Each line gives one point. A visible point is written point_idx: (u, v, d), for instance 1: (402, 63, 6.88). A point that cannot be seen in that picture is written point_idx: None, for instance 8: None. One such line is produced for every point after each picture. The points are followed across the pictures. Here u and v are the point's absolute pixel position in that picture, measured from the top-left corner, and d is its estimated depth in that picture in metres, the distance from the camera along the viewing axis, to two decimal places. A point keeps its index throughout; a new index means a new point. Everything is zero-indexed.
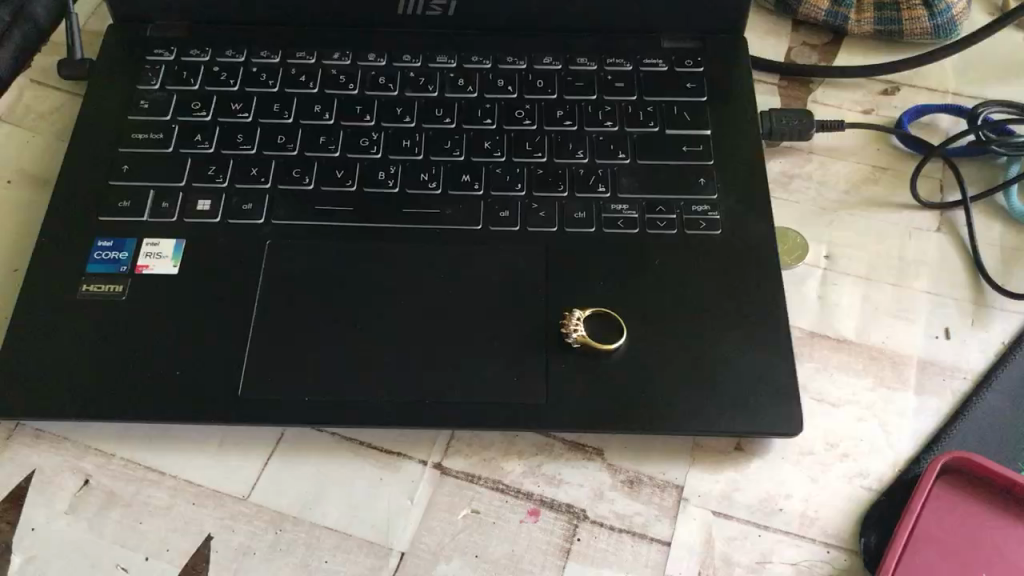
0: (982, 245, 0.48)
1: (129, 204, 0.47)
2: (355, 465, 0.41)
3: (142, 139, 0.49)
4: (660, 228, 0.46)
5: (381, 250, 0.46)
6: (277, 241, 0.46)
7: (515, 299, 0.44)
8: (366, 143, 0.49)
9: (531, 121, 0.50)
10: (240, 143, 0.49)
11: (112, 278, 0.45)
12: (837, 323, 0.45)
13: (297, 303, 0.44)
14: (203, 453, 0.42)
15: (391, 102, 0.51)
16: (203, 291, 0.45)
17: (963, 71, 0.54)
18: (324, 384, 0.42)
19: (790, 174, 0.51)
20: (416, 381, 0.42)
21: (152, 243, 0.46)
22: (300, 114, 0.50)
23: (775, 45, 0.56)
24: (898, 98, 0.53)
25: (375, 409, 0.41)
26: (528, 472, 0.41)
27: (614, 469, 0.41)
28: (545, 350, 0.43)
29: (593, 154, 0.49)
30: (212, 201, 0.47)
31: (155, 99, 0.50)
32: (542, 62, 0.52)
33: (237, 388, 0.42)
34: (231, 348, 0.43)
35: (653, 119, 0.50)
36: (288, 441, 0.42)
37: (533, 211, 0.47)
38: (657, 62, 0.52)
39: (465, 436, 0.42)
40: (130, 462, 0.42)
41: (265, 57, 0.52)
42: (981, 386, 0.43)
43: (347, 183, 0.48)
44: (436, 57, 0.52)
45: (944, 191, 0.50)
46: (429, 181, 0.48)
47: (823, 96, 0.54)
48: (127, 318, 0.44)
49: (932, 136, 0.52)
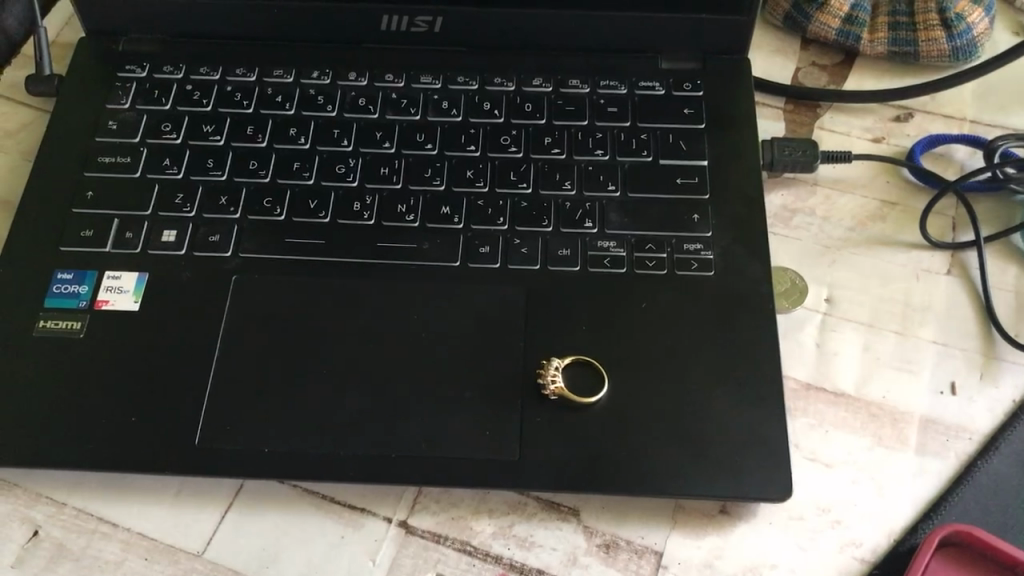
0: (995, 290, 0.45)
1: (92, 233, 0.45)
2: (316, 521, 0.39)
3: (108, 163, 0.47)
4: (649, 267, 0.44)
5: (353, 288, 0.44)
6: (244, 275, 0.44)
7: (492, 343, 0.42)
8: (342, 170, 0.47)
9: (517, 148, 0.47)
10: (210, 169, 0.47)
11: (71, 313, 0.43)
12: (836, 375, 0.42)
13: (262, 345, 0.42)
14: (158, 504, 0.40)
15: (370, 126, 0.48)
16: (163, 329, 0.42)
17: (983, 96, 0.51)
18: (286, 435, 0.40)
19: (792, 208, 0.48)
20: (382, 433, 0.40)
21: (114, 277, 0.44)
22: (274, 138, 0.48)
23: (781, 66, 0.53)
24: (911, 126, 0.50)
25: (338, 462, 0.39)
26: (498, 533, 0.39)
27: (590, 531, 0.39)
28: (521, 401, 0.40)
29: (582, 185, 0.46)
30: (178, 231, 0.45)
31: (125, 120, 0.48)
32: (532, 83, 0.49)
33: (194, 436, 0.40)
34: (191, 392, 0.41)
35: (646, 148, 0.47)
36: (247, 492, 0.40)
37: (514, 247, 0.44)
38: (653, 85, 0.49)
39: (434, 491, 0.40)
40: (82, 512, 0.40)
41: (241, 75, 0.50)
42: (987, 448, 0.40)
43: (320, 214, 0.45)
44: (420, 77, 0.50)
45: (956, 230, 0.46)
46: (406, 213, 0.45)
47: (831, 122, 0.50)
48: (83, 357, 0.42)
49: (947, 169, 0.48)
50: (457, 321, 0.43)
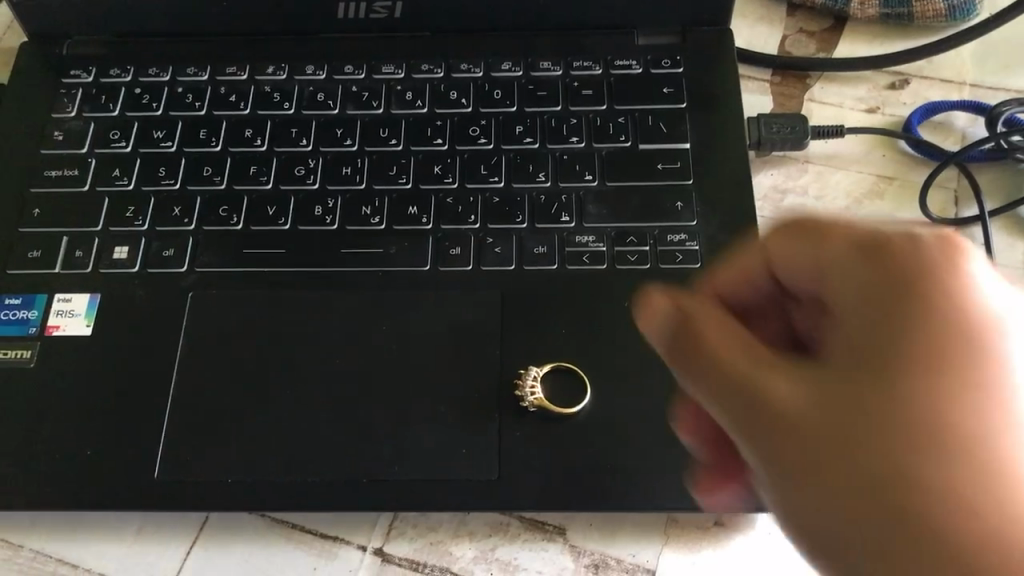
0: (1002, 267, 0.42)
1: (40, 254, 0.42)
2: (287, 554, 0.37)
3: (55, 177, 0.44)
4: (631, 262, 0.41)
5: (318, 300, 0.41)
6: (202, 292, 0.41)
7: (466, 353, 0.39)
8: (301, 172, 0.44)
9: (487, 139, 0.44)
10: (162, 178, 0.44)
11: (20, 342, 0.40)
12: None
13: (222, 367, 0.40)
14: (119, 542, 0.38)
15: (330, 122, 0.45)
16: (116, 354, 0.40)
17: (983, 57, 0.48)
18: (249, 464, 0.37)
19: (783, 189, 0.45)
20: (352, 457, 0.37)
21: (64, 300, 0.41)
22: (229, 141, 0.45)
23: (766, 34, 0.49)
24: (907, 94, 0.47)
25: (307, 490, 0.37)
26: (479, 558, 0.37)
27: (577, 551, 0.37)
28: (499, 415, 0.38)
29: (557, 177, 0.43)
30: (131, 248, 0.42)
31: (70, 129, 0.46)
32: (501, 68, 0.46)
33: (152, 470, 0.38)
34: (148, 421, 0.38)
35: (624, 133, 0.44)
36: (213, 526, 0.38)
37: (487, 247, 0.42)
38: (630, 64, 0.46)
39: (410, 515, 0.38)
40: (40, 555, 0.38)
41: (193, 75, 0.47)
42: None
43: (280, 221, 0.43)
44: (383, 67, 0.47)
45: (959, 204, 0.44)
46: (371, 216, 0.43)
47: (822, 93, 0.47)
48: (34, 388, 0.39)
49: (946, 138, 0.45)
50: (427, 332, 0.40)
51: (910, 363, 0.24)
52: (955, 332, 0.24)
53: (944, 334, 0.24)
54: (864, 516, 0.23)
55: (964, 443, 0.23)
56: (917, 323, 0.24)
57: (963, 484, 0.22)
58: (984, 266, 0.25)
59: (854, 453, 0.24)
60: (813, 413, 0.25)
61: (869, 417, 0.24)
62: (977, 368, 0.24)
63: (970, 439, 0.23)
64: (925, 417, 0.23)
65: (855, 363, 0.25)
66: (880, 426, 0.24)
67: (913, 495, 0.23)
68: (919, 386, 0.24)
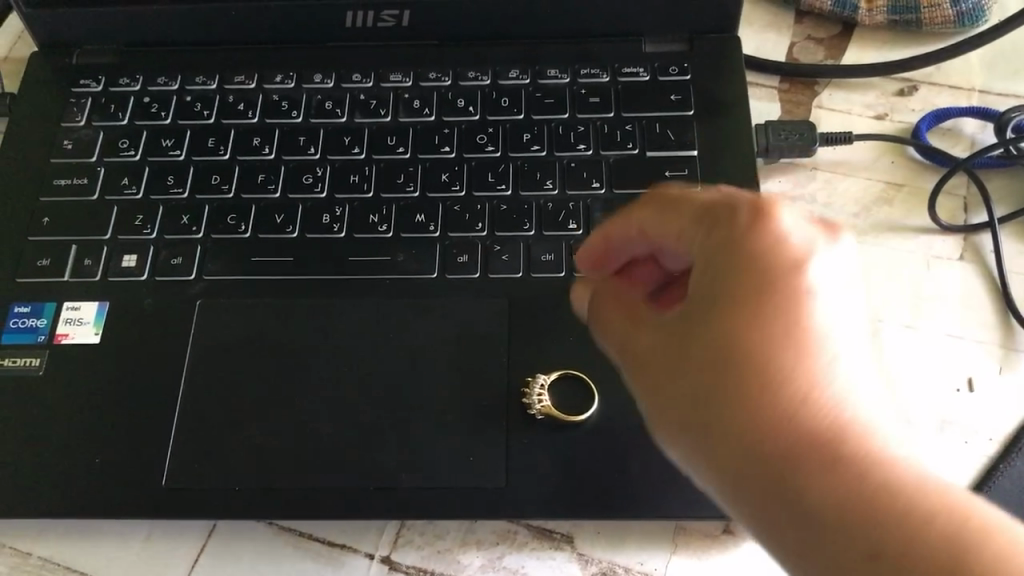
0: (1012, 274, 0.42)
1: (49, 262, 0.42)
2: (294, 562, 0.37)
3: (64, 186, 0.44)
4: None
5: (326, 308, 0.41)
6: (210, 300, 0.42)
7: (473, 361, 0.39)
8: (309, 181, 0.44)
9: (494, 146, 0.44)
10: (171, 186, 0.44)
11: (29, 350, 0.41)
12: None
13: (230, 375, 0.40)
14: (126, 549, 0.38)
15: (338, 130, 0.45)
16: (124, 362, 0.40)
17: (993, 64, 0.48)
18: (257, 472, 0.37)
19: (791, 196, 0.45)
20: (359, 465, 0.37)
21: (73, 308, 0.41)
22: (237, 149, 0.45)
23: (775, 42, 0.49)
24: (916, 101, 0.47)
25: (314, 499, 0.37)
26: (487, 566, 0.37)
27: (585, 560, 0.37)
28: (506, 423, 0.38)
29: (565, 184, 0.43)
30: (140, 256, 0.42)
31: (80, 138, 0.46)
32: (508, 76, 0.46)
33: (160, 478, 0.38)
34: (156, 430, 0.39)
35: (631, 140, 0.44)
36: (221, 534, 0.38)
37: (495, 254, 0.42)
38: (637, 71, 0.46)
39: (417, 523, 0.38)
40: (48, 563, 0.38)
41: (201, 84, 0.47)
42: (1011, 449, 0.37)
43: (287, 229, 0.43)
44: (390, 75, 0.47)
45: (968, 211, 0.43)
46: (379, 224, 0.43)
47: (830, 100, 0.47)
48: (42, 395, 0.39)
49: (955, 144, 0.45)
50: (434, 339, 0.40)
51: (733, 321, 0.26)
52: (766, 290, 0.26)
53: (762, 292, 0.26)
54: (732, 478, 0.26)
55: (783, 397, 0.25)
56: (746, 276, 0.26)
57: (794, 443, 0.25)
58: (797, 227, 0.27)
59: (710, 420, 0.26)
60: (678, 387, 0.27)
61: (711, 389, 0.26)
62: (789, 322, 0.26)
63: (791, 392, 0.25)
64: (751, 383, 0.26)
65: (695, 329, 0.27)
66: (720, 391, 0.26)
67: (728, 421, 0.26)
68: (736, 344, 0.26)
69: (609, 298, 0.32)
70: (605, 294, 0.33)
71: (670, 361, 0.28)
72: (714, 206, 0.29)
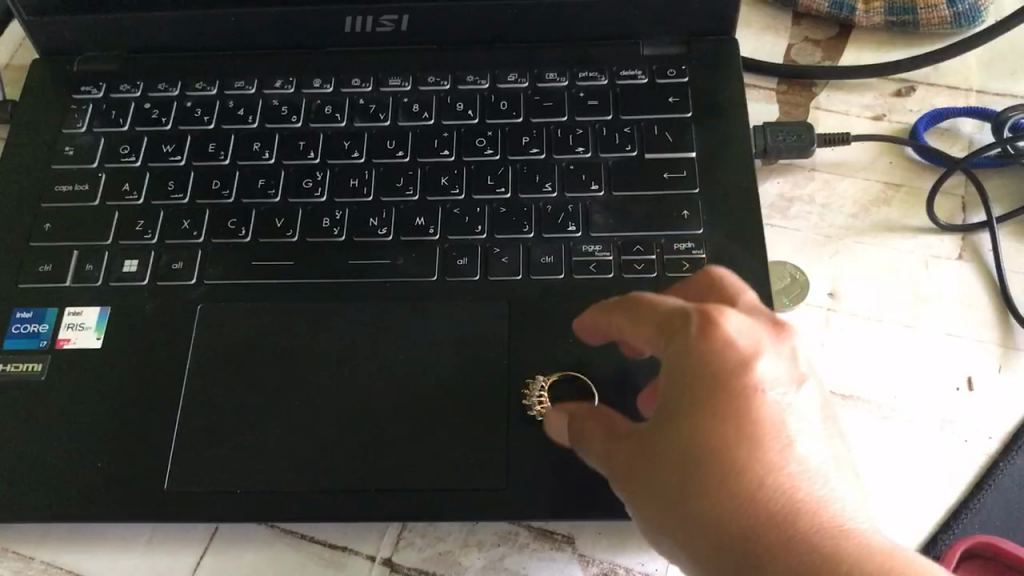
0: (1011, 273, 0.42)
1: (51, 268, 0.43)
2: (296, 565, 0.37)
3: (66, 192, 0.45)
4: (638, 270, 0.41)
5: (327, 312, 0.41)
6: (211, 304, 0.42)
7: (474, 363, 0.39)
8: (309, 185, 0.44)
9: (493, 150, 0.44)
10: (171, 192, 0.44)
11: (31, 354, 0.41)
12: (845, 375, 0.39)
13: (231, 379, 0.40)
14: (129, 553, 0.38)
15: (338, 135, 0.45)
16: (126, 367, 0.40)
17: (990, 64, 0.48)
18: (258, 475, 0.38)
19: (789, 197, 0.45)
20: (360, 467, 0.37)
21: (75, 313, 0.42)
22: (237, 155, 0.45)
23: (772, 44, 0.50)
24: (913, 101, 0.47)
25: (315, 501, 0.37)
26: (488, 568, 0.37)
27: (587, 561, 0.37)
28: (506, 424, 0.38)
29: (564, 187, 0.43)
30: (141, 261, 0.43)
31: (81, 144, 0.46)
32: (507, 80, 0.47)
33: (162, 481, 0.38)
34: (157, 434, 0.39)
35: (630, 142, 0.44)
36: (223, 537, 0.38)
37: (494, 257, 0.42)
38: (635, 73, 0.46)
39: (418, 525, 0.38)
40: (51, 566, 0.38)
41: (201, 90, 0.47)
42: (1011, 447, 0.37)
43: (288, 233, 0.43)
44: (389, 80, 0.47)
45: (966, 210, 0.43)
46: (379, 227, 0.43)
47: (828, 101, 0.47)
48: (45, 400, 0.40)
49: (953, 144, 0.45)
50: (435, 342, 0.40)
51: (692, 430, 0.27)
52: (717, 395, 0.27)
53: (713, 396, 0.27)
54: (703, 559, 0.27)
55: (739, 501, 0.26)
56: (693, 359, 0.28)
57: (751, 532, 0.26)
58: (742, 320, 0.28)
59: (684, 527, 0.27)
60: (654, 496, 0.28)
61: (676, 490, 0.27)
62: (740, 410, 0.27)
63: (746, 494, 0.26)
64: (709, 490, 0.27)
65: (660, 442, 0.28)
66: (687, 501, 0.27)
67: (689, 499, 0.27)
68: (695, 452, 0.27)
69: (589, 417, 0.34)
70: (584, 415, 0.34)
71: (646, 470, 0.29)
72: (672, 316, 0.30)
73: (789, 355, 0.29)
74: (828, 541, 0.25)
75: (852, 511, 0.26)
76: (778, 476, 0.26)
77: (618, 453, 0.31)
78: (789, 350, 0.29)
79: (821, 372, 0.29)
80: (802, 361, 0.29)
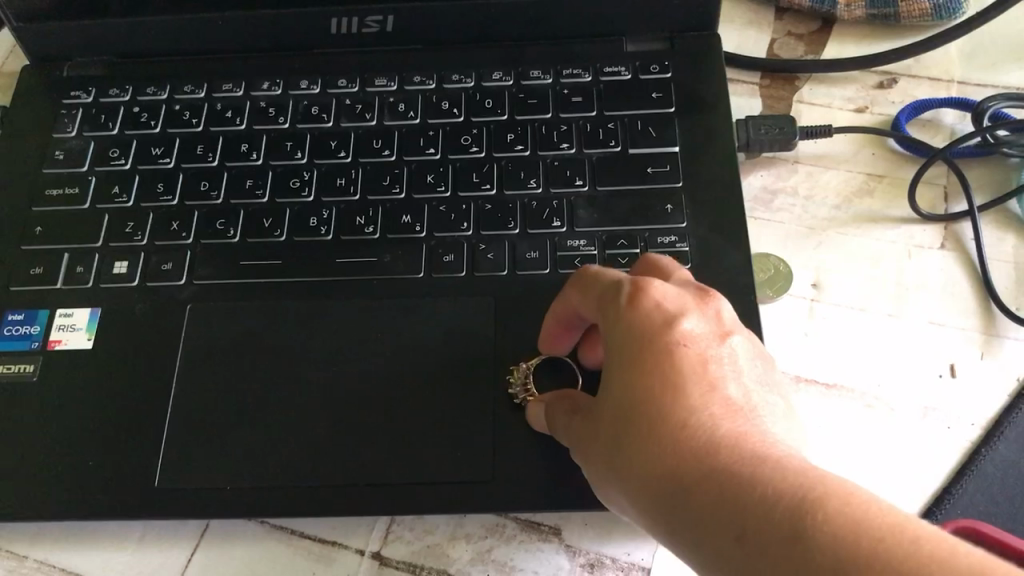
0: (993, 261, 0.42)
1: (42, 270, 0.43)
2: (286, 559, 0.38)
3: (56, 196, 0.45)
4: (622, 265, 0.41)
5: (314, 310, 0.42)
6: (200, 304, 0.42)
7: (460, 358, 0.40)
8: (297, 184, 0.44)
9: (478, 147, 0.45)
10: (161, 194, 0.45)
11: (23, 356, 0.41)
12: (828, 364, 0.40)
13: (220, 377, 0.40)
14: (120, 550, 0.38)
15: (325, 135, 0.46)
16: (117, 367, 0.41)
17: (971, 56, 0.48)
18: (248, 471, 0.38)
19: (773, 189, 0.45)
20: (348, 462, 0.38)
21: (66, 314, 0.42)
22: (226, 156, 0.46)
23: (756, 38, 0.50)
24: (896, 93, 0.47)
25: (303, 496, 0.37)
26: (476, 560, 0.37)
27: (574, 551, 0.37)
28: (493, 418, 0.38)
29: (548, 183, 0.44)
30: (131, 262, 0.43)
31: (71, 148, 0.46)
32: (492, 78, 0.47)
33: (152, 479, 0.38)
34: (148, 432, 0.39)
35: (613, 138, 0.44)
36: (214, 533, 0.39)
37: (480, 253, 0.42)
38: (619, 70, 0.46)
39: (407, 519, 0.38)
40: (44, 564, 0.38)
41: (190, 93, 0.48)
42: (992, 433, 0.38)
43: (275, 233, 0.43)
44: (375, 80, 0.48)
45: (948, 200, 0.44)
46: (365, 226, 0.43)
47: (811, 94, 0.48)
48: (36, 400, 0.40)
49: (936, 135, 0.46)
50: (422, 337, 0.40)
51: (627, 380, 0.29)
52: (646, 349, 0.29)
53: (642, 351, 0.29)
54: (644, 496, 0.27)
55: (671, 434, 0.27)
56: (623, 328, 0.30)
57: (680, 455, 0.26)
58: (666, 287, 0.31)
59: (628, 468, 0.28)
60: (605, 453, 0.29)
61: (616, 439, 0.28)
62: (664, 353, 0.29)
63: (676, 428, 0.27)
64: (645, 429, 0.27)
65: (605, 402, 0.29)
66: (627, 443, 0.28)
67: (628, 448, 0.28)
68: (630, 400, 0.28)
69: (560, 399, 0.34)
70: (556, 397, 0.35)
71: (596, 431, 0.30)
72: (606, 290, 0.32)
73: (714, 318, 0.30)
74: (752, 454, 0.25)
75: (777, 438, 0.27)
76: (702, 407, 0.27)
77: (577, 431, 0.32)
78: (714, 312, 0.30)
79: (752, 338, 0.31)
80: (728, 323, 0.30)
